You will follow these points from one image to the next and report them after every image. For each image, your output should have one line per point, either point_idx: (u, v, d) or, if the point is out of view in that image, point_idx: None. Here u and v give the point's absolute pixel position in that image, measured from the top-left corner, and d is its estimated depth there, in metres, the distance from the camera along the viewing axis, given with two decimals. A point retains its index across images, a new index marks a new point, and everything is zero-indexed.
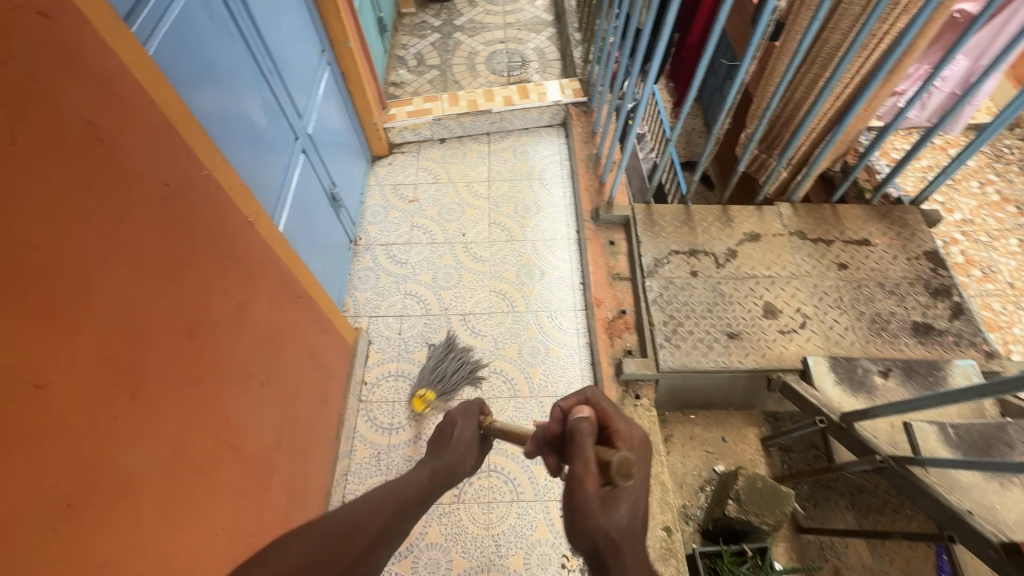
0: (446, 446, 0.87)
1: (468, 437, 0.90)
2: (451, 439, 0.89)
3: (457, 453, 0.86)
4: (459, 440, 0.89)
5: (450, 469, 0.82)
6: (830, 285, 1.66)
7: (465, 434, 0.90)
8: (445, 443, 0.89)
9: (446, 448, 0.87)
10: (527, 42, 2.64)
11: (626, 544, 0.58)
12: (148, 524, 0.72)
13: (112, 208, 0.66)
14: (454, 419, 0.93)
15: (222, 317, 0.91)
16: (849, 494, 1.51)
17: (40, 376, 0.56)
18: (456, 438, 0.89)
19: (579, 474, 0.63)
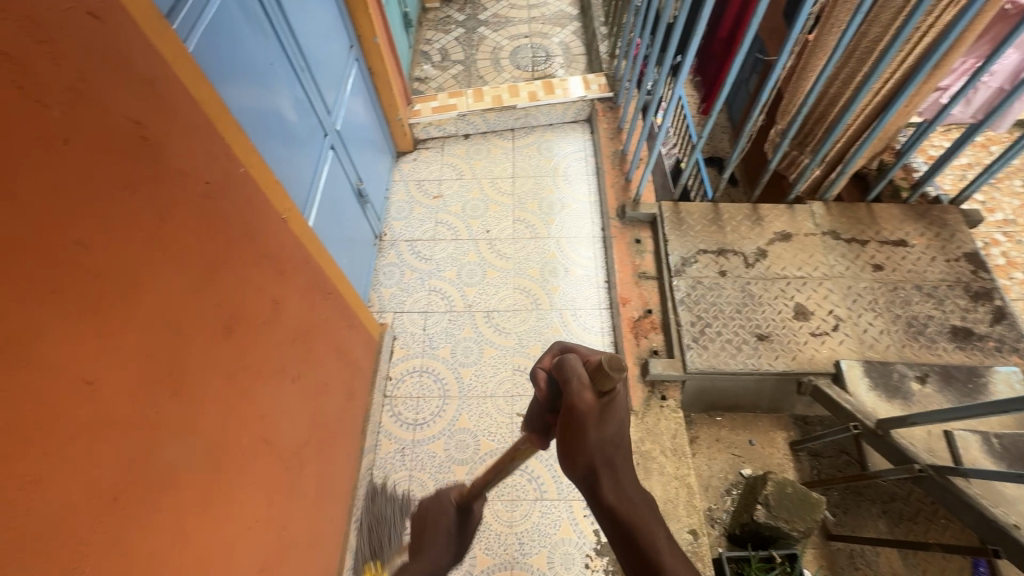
0: (426, 546, 1.14)
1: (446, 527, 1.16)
2: (430, 534, 1.15)
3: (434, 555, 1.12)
4: (436, 533, 1.15)
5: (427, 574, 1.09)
6: (864, 287, 1.61)
7: (441, 527, 1.16)
8: (424, 542, 1.16)
9: (427, 551, 1.13)
10: (552, 36, 2.61)
11: (619, 457, 0.61)
12: (186, 518, 0.73)
13: (156, 208, 0.67)
14: (432, 513, 1.18)
15: (257, 314, 0.92)
16: (880, 501, 1.48)
17: (89, 374, 0.57)
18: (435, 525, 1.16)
19: (575, 397, 0.61)
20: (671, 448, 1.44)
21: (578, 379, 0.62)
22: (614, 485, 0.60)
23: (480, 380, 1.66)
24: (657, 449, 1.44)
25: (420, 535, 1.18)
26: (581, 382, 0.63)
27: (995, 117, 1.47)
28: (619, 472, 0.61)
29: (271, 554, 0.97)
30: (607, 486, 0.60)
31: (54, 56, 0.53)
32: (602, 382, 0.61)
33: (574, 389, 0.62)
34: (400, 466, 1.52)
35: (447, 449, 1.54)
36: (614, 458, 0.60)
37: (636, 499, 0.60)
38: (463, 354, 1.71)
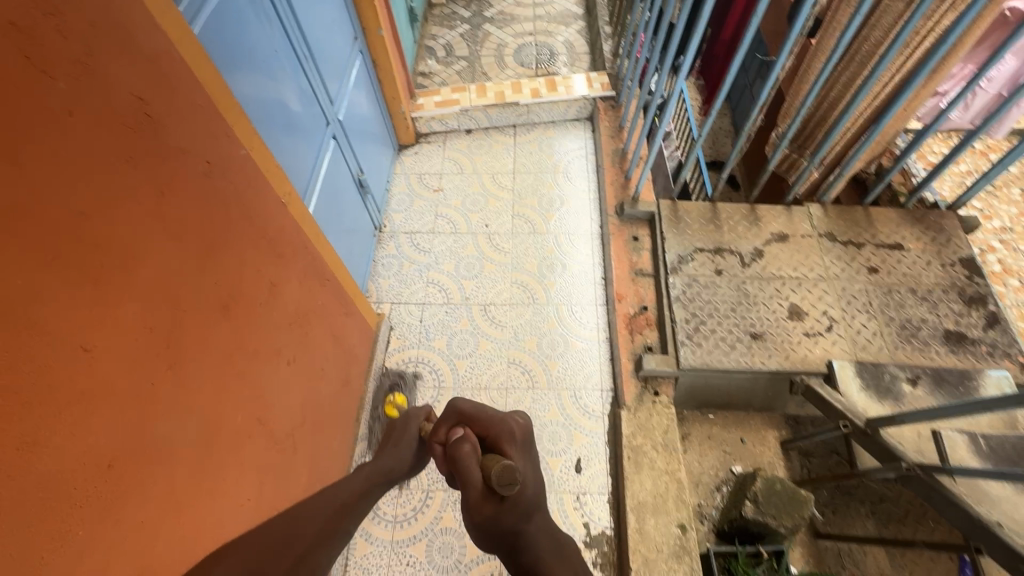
0: (387, 446, 0.87)
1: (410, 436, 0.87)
2: (391, 441, 0.87)
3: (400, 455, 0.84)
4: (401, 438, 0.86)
5: (386, 472, 0.81)
6: (859, 289, 1.62)
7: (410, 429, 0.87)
8: (386, 443, 0.88)
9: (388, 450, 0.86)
10: (556, 35, 2.62)
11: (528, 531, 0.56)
12: (180, 492, 0.74)
13: (157, 184, 0.68)
14: (398, 425, 0.89)
15: (255, 296, 0.93)
16: (869, 502, 1.49)
17: (90, 342, 0.59)
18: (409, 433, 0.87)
19: (467, 506, 0.57)
20: (662, 443, 1.45)
21: (469, 481, 0.58)
22: (533, 559, 0.55)
23: (475, 372, 1.68)
24: (648, 444, 1.45)
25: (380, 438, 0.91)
26: (471, 482, 0.58)
27: (992, 123, 1.48)
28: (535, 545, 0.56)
29: None
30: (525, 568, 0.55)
31: (61, 27, 0.54)
32: (492, 485, 0.57)
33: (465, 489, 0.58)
34: None
35: None
36: (521, 535, 0.56)
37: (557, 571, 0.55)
38: (459, 346, 1.72)
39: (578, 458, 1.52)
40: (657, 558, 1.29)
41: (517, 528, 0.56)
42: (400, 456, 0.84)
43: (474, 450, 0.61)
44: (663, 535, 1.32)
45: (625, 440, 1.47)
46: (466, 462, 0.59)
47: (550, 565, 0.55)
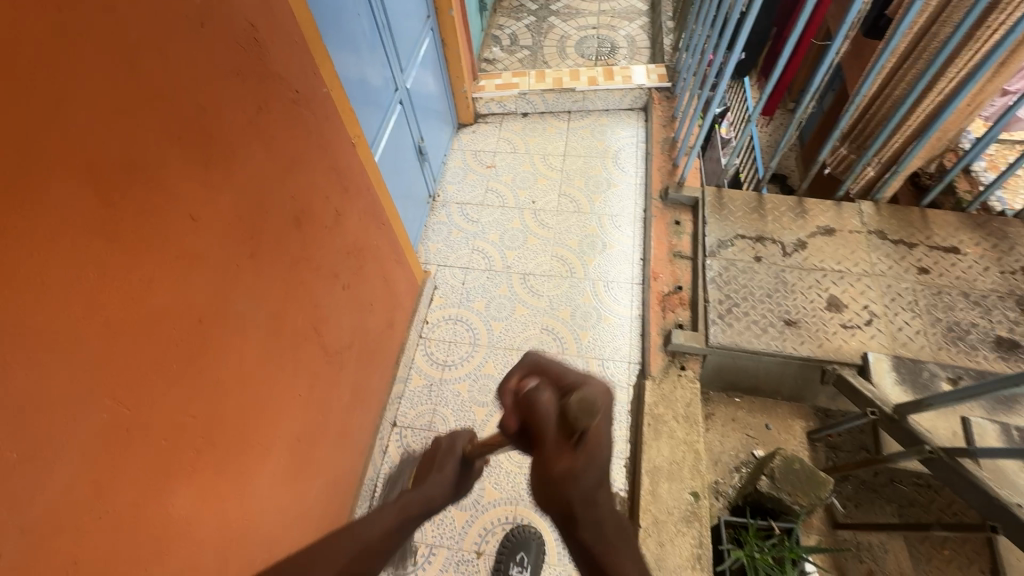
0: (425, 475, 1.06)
1: (444, 466, 0.83)
2: (432, 469, 0.83)
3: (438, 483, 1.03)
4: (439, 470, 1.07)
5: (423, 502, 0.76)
6: (905, 287, 1.59)
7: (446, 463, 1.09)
8: (426, 474, 0.83)
9: (428, 479, 0.81)
10: (619, 29, 2.69)
11: (600, 496, 0.58)
12: (248, 364, 0.87)
13: (257, 100, 0.82)
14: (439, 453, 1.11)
15: (322, 218, 1.07)
16: (897, 504, 1.45)
17: (195, 213, 0.72)
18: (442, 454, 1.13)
19: (548, 455, 0.57)
20: (683, 415, 1.49)
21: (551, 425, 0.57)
22: (593, 531, 0.56)
23: (508, 333, 1.77)
24: (669, 414, 1.48)
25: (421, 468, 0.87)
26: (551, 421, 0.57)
27: None
28: (600, 512, 0.57)
29: (307, 430, 1.11)
30: (585, 536, 0.56)
31: None
32: (573, 427, 0.56)
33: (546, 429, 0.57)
34: (426, 400, 1.65)
35: (470, 391, 1.65)
36: (591, 500, 0.57)
37: (617, 543, 0.57)
38: (496, 309, 1.82)
39: None
40: (667, 520, 1.32)
41: (588, 489, 0.56)
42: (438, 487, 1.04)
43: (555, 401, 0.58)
44: (676, 499, 1.36)
45: (647, 408, 1.51)
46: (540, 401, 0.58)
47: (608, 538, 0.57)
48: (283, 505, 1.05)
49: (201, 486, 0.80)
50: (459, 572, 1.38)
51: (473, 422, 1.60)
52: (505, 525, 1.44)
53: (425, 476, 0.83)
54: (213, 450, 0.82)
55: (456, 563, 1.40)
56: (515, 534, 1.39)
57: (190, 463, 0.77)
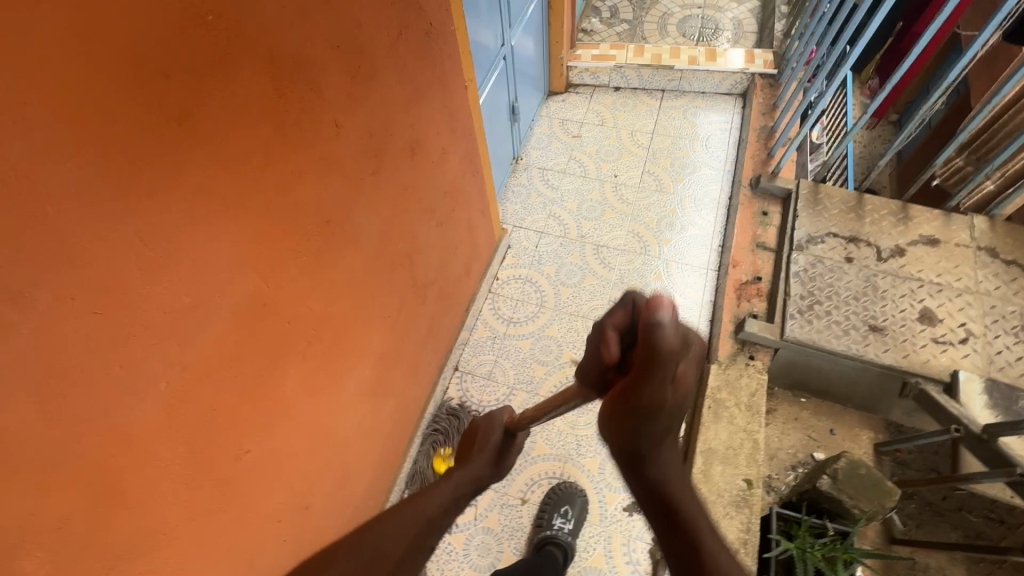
0: (470, 455, 0.93)
1: (490, 441, 0.95)
2: (474, 447, 0.95)
3: (478, 467, 0.90)
4: (483, 446, 0.95)
5: (471, 479, 0.87)
6: (1011, 310, 1.48)
7: (488, 441, 0.96)
8: (470, 450, 0.95)
9: (471, 457, 0.93)
10: (725, 11, 2.59)
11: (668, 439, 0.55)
12: (357, 274, 0.95)
13: (399, 25, 0.87)
14: (480, 426, 0.99)
15: (431, 154, 1.12)
16: (962, 531, 1.38)
17: (338, 121, 0.78)
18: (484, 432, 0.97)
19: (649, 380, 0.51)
20: (746, 403, 1.46)
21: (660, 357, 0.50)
22: (660, 466, 0.56)
23: (576, 300, 1.79)
24: (732, 400, 1.47)
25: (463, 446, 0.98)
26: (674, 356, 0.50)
27: None
28: (668, 457, 0.56)
29: (390, 349, 1.18)
30: (655, 479, 0.56)
31: None
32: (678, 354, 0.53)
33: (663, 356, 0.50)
34: (488, 350, 1.70)
35: (532, 349, 1.69)
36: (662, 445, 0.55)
37: (684, 492, 0.57)
38: (566, 276, 1.84)
39: None
40: (716, 501, 1.32)
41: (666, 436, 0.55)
42: (483, 463, 0.92)
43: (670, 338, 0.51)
44: (728, 483, 1.35)
45: (709, 392, 1.50)
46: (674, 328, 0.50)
47: (671, 485, 0.57)
48: (363, 413, 1.14)
49: (305, 374, 0.88)
50: (503, 515, 1.44)
51: (531, 378, 1.64)
52: (551, 479, 1.48)
53: (467, 456, 0.94)
54: (319, 345, 0.89)
55: (501, 506, 1.46)
56: (560, 489, 1.43)
57: (301, 351, 0.85)
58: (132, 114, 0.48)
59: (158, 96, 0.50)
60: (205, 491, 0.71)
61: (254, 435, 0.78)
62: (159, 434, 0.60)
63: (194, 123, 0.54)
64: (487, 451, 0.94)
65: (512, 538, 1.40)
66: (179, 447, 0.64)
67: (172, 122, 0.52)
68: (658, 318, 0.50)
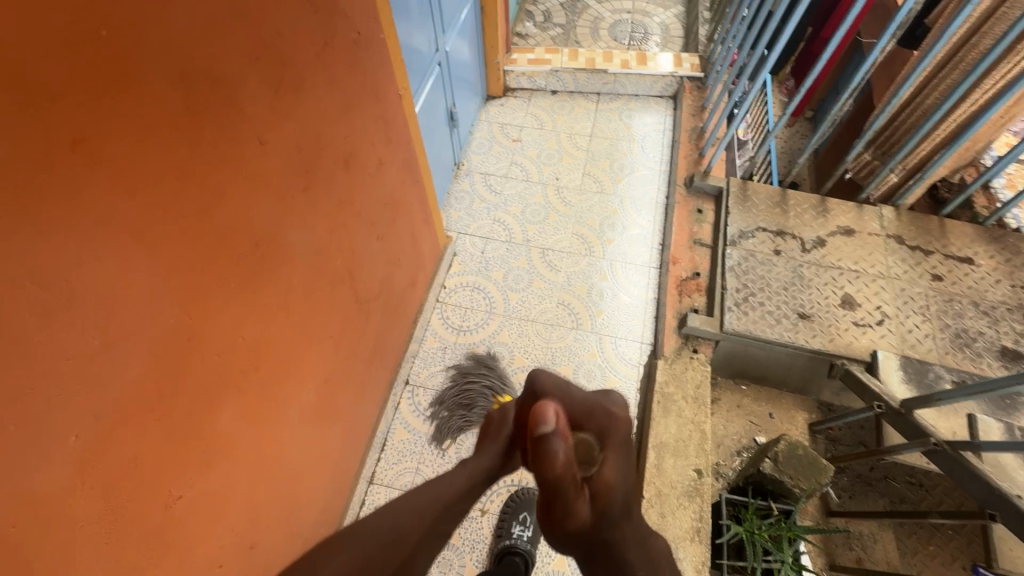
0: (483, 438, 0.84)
1: (499, 433, 0.82)
2: (487, 434, 0.84)
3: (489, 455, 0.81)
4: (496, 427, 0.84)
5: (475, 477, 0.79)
6: (918, 292, 1.62)
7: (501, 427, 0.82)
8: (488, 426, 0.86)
9: (481, 444, 0.83)
10: (653, 16, 2.68)
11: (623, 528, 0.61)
12: (293, 297, 0.90)
13: (325, 33, 0.83)
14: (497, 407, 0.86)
15: (367, 167, 1.08)
16: (889, 497, 1.50)
17: (262, 137, 0.73)
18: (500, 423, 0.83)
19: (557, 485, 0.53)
20: (692, 395, 1.52)
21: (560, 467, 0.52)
22: (616, 571, 0.61)
23: (525, 304, 1.79)
24: (679, 393, 1.52)
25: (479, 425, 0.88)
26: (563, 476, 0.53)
27: None
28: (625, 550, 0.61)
29: (335, 371, 1.14)
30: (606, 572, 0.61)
31: None
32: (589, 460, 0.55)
33: (557, 475, 0.53)
34: (440, 361, 1.68)
35: (484, 357, 1.68)
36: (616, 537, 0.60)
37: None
38: (514, 281, 1.84)
39: None
40: (669, 493, 1.36)
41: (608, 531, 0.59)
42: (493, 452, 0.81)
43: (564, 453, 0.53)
44: (680, 475, 1.39)
45: (657, 386, 1.55)
46: (556, 447, 0.52)
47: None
48: (308, 440, 1.08)
49: (243, 406, 0.82)
50: (463, 528, 1.42)
51: None
52: (510, 486, 1.47)
53: (481, 442, 0.84)
54: (256, 375, 0.84)
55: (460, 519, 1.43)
56: (519, 495, 1.43)
57: (236, 384, 0.79)
58: (16, 141, 0.42)
59: (46, 118, 0.44)
60: (133, 546, 0.65)
61: (188, 478, 0.73)
62: (72, 492, 0.54)
63: (95, 145, 0.49)
64: (496, 443, 0.81)
65: (474, 552, 1.39)
66: (99, 504, 0.58)
67: (66, 147, 0.47)
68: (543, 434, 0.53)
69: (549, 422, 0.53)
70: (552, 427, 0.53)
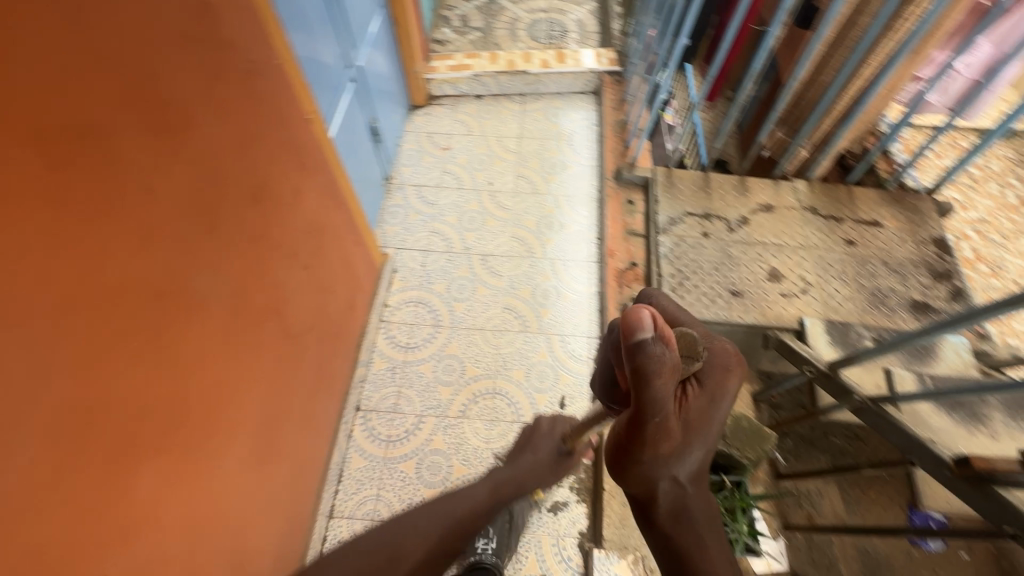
0: (526, 452, 1.24)
1: (537, 449, 1.24)
2: (529, 450, 1.25)
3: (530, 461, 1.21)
4: (536, 448, 1.24)
5: (514, 481, 1.15)
6: (836, 258, 1.73)
7: (538, 448, 1.24)
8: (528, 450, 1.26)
9: (524, 458, 1.22)
10: (568, 13, 2.72)
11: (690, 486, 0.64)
12: (211, 344, 0.85)
13: (209, 65, 0.79)
14: (536, 437, 1.27)
15: (280, 199, 1.04)
16: (831, 454, 1.60)
17: (148, 184, 0.69)
18: (542, 442, 1.25)
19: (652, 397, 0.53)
20: None
21: (662, 374, 0.51)
22: (673, 511, 0.65)
23: (471, 313, 1.78)
24: None
25: (521, 448, 1.28)
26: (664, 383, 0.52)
27: (967, 106, 1.59)
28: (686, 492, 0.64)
29: (273, 412, 1.09)
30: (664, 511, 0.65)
31: None
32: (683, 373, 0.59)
33: (656, 383, 0.52)
34: (390, 382, 1.64)
35: (435, 372, 1.66)
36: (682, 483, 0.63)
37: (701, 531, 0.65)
38: (457, 291, 1.83)
39: (563, 395, 1.63)
40: None
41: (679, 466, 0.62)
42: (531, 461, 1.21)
43: (663, 357, 0.50)
44: None
45: None
46: (659, 351, 0.50)
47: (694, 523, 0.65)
48: (250, 487, 1.03)
49: (167, 465, 0.78)
50: None
51: (439, 402, 1.61)
52: None
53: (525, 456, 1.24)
54: (178, 431, 0.80)
55: None
56: None
57: (155, 446, 0.74)
58: None
59: None
60: None
61: (108, 555, 0.68)
62: None
63: None
64: (534, 454, 1.23)
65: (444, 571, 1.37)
66: None
67: None
68: (640, 338, 0.50)
69: (646, 326, 0.50)
70: (651, 332, 0.49)
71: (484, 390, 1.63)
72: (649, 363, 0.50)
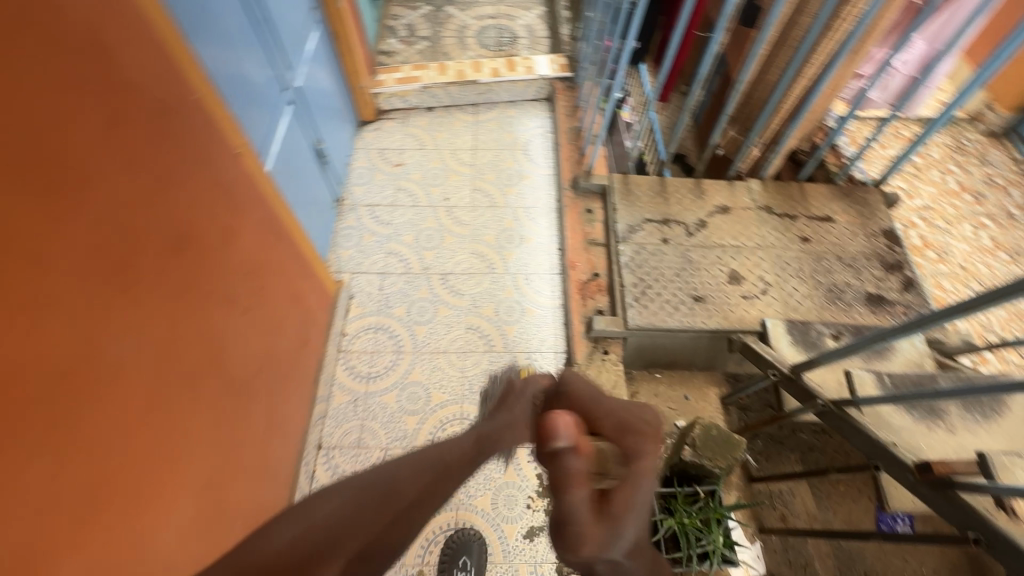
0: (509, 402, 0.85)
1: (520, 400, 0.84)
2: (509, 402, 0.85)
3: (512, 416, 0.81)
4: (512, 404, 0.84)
5: (499, 434, 0.76)
6: (792, 256, 1.75)
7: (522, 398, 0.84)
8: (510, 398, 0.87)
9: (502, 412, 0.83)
10: (517, 19, 2.68)
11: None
12: (135, 414, 0.78)
13: (109, 113, 0.72)
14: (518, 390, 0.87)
15: (209, 243, 0.96)
16: (800, 451, 1.61)
17: (40, 255, 0.61)
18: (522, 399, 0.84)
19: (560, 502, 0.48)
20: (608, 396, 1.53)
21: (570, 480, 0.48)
22: None
23: (434, 336, 1.73)
24: None
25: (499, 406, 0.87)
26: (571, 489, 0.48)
27: (905, 102, 1.63)
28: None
29: (218, 471, 1.02)
30: None
31: None
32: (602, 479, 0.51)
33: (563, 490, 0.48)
34: (352, 415, 1.57)
35: (399, 401, 1.60)
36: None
37: None
38: (418, 313, 1.77)
39: None
40: None
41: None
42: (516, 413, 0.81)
43: (575, 464, 0.48)
44: None
45: None
46: (570, 463, 0.48)
47: None
48: (197, 556, 0.95)
49: (90, 556, 0.70)
50: None
51: (405, 432, 1.55)
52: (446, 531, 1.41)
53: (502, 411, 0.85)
54: (101, 517, 0.72)
55: None
56: (457, 537, 1.38)
57: (74, 538, 0.67)
58: None
59: None
60: None
61: None
62: None
63: None
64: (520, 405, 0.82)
65: None
66: None
67: None
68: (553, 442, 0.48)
69: (563, 433, 0.48)
70: (568, 439, 0.48)
71: (451, 416, 1.58)
72: (560, 467, 0.48)
